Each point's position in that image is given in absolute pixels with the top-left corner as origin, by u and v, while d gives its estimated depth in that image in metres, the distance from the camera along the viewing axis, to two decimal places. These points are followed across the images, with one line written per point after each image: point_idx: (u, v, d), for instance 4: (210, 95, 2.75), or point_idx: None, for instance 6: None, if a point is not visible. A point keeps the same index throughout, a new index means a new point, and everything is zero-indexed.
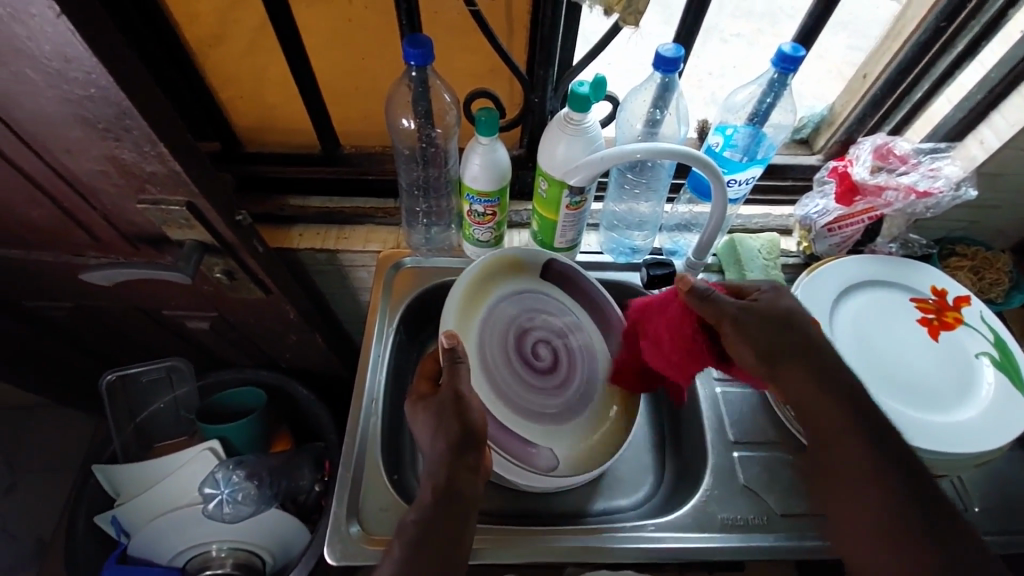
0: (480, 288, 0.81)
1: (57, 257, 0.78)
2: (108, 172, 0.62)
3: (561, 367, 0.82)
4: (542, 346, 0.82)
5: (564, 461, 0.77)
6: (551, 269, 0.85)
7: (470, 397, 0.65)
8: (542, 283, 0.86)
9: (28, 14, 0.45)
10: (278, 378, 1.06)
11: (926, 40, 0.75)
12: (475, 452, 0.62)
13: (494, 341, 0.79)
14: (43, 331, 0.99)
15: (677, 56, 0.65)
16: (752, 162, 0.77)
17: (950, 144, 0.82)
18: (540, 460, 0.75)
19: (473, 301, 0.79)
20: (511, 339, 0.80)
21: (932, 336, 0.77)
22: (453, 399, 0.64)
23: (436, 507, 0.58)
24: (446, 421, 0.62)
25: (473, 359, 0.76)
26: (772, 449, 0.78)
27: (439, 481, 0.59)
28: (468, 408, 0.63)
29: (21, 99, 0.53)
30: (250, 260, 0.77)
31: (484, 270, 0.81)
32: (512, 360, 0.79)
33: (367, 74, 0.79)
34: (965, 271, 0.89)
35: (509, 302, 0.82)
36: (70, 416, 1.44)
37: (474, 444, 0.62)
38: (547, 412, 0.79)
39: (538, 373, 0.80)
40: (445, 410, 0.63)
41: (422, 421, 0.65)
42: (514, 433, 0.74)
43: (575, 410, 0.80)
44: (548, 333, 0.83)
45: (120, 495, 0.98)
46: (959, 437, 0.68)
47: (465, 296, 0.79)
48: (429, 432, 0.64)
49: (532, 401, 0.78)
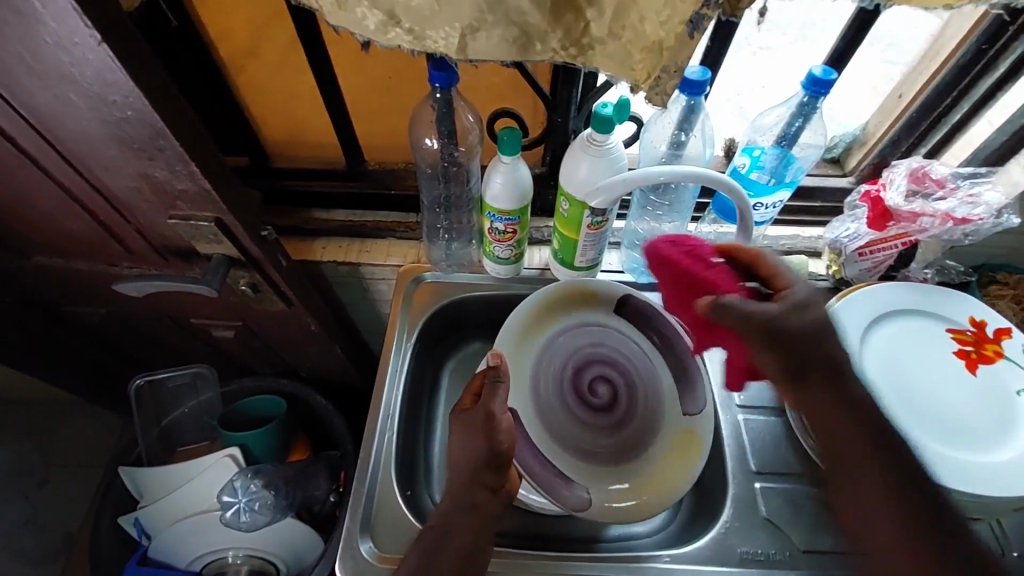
0: (544, 315, 0.83)
1: (94, 266, 0.81)
2: (141, 189, 0.64)
3: (620, 406, 0.80)
4: (602, 383, 0.81)
5: (600, 504, 0.73)
6: (626, 305, 0.84)
7: (502, 418, 0.66)
8: (611, 318, 0.84)
9: (70, 43, 0.48)
10: (298, 388, 1.07)
11: (967, 61, 0.72)
12: (497, 473, 0.65)
13: (550, 371, 0.81)
14: (78, 334, 1.03)
15: (703, 79, 0.64)
16: (780, 184, 0.76)
17: (991, 169, 0.79)
18: (572, 499, 0.73)
19: (530, 330, 0.82)
20: (567, 370, 0.81)
21: (970, 370, 0.73)
22: (484, 420, 0.66)
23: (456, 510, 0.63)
24: (473, 439, 0.65)
25: (522, 379, 0.79)
26: (798, 482, 0.75)
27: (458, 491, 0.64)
28: (497, 430, 0.65)
29: (64, 119, 0.55)
30: (274, 272, 0.78)
31: (550, 301, 0.83)
32: (565, 390, 0.80)
33: (393, 93, 0.80)
34: (1006, 300, 0.85)
35: (570, 334, 0.83)
36: (97, 415, 1.48)
37: (495, 466, 0.65)
38: (596, 451, 0.78)
39: (594, 410, 0.80)
40: (476, 429, 0.65)
41: (455, 438, 0.67)
42: (545, 459, 0.74)
43: (630, 453, 0.77)
44: (610, 371, 0.82)
45: (144, 497, 1.00)
46: (999, 481, 0.65)
47: (525, 323, 0.82)
48: (459, 442, 0.66)
49: (579, 436, 0.78)
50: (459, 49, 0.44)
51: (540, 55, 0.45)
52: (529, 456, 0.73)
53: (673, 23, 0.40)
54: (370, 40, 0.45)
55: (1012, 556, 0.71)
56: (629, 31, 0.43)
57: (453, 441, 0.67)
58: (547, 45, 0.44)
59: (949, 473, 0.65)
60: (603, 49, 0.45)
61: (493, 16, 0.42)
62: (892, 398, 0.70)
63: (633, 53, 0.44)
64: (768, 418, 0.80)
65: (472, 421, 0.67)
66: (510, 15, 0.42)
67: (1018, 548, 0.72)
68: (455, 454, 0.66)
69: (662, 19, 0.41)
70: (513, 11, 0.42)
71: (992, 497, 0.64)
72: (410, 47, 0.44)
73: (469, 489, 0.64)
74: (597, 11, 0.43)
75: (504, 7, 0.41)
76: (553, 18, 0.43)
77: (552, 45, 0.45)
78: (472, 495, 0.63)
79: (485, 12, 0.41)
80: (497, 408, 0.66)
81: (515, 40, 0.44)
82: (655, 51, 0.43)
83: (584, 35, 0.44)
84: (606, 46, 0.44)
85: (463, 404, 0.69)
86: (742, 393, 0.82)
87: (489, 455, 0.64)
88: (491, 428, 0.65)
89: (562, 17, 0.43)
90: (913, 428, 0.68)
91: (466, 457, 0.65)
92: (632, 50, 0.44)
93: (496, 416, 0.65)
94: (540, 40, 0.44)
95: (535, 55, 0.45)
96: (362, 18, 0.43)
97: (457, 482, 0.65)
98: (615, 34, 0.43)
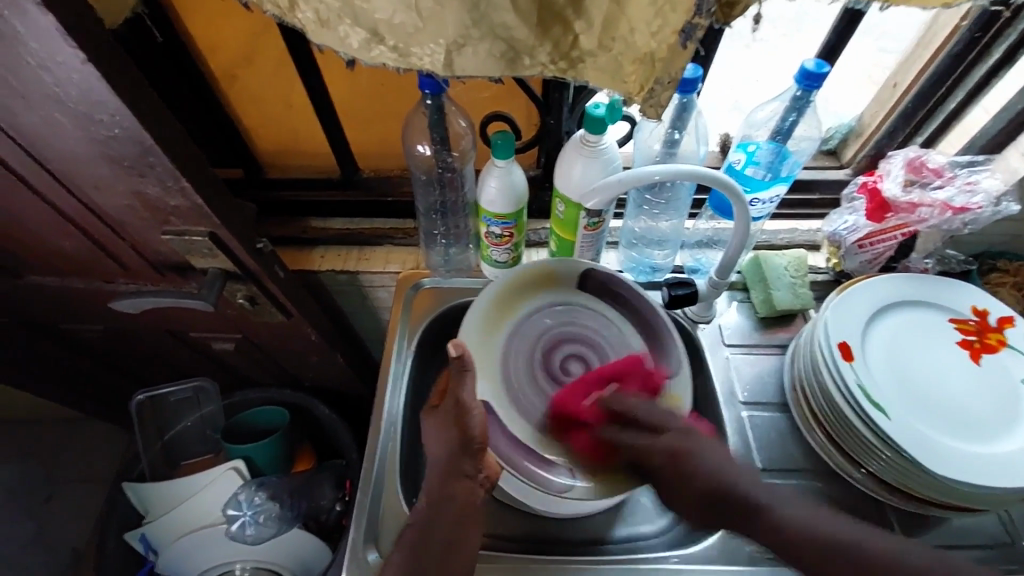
0: (509, 297, 0.79)
1: (90, 283, 0.81)
2: (134, 207, 0.64)
3: None
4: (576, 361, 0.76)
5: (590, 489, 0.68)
6: (589, 278, 0.81)
7: (473, 407, 0.64)
8: (579, 294, 0.81)
9: (56, 63, 0.48)
10: (300, 398, 1.07)
11: (960, 50, 0.72)
12: (472, 460, 0.65)
13: (521, 353, 0.76)
14: (79, 351, 1.03)
15: (695, 77, 0.64)
16: (776, 180, 0.75)
17: (988, 156, 0.79)
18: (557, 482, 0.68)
19: (496, 314, 0.77)
20: (538, 352, 0.76)
21: (974, 359, 0.73)
22: (455, 407, 0.66)
23: (432, 510, 0.63)
24: (447, 429, 0.66)
25: (489, 367, 0.74)
26: (803, 477, 0.75)
27: (433, 487, 0.65)
28: (468, 418, 0.64)
29: (53, 139, 0.55)
30: (271, 284, 0.78)
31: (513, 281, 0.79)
32: (538, 376, 0.74)
33: (385, 101, 0.80)
34: (1009, 287, 0.84)
35: (533, 320, 0.78)
36: (104, 430, 1.48)
37: (471, 455, 0.64)
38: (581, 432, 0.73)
39: None
40: (450, 419, 0.66)
41: (432, 430, 0.68)
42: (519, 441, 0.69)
43: None
44: (582, 348, 0.77)
45: (149, 513, 1.00)
46: (1004, 471, 0.64)
47: (489, 308, 0.77)
48: (435, 440, 0.67)
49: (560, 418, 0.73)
50: (445, 66, 0.43)
51: (528, 69, 0.45)
52: (505, 443, 0.69)
53: (665, 33, 0.39)
54: (355, 58, 0.45)
55: None
56: (619, 42, 0.42)
57: (430, 436, 0.68)
58: (535, 59, 0.44)
59: (953, 464, 0.65)
60: (593, 61, 0.44)
61: (478, 31, 0.41)
62: (895, 389, 0.69)
63: (624, 65, 0.43)
64: (772, 415, 0.80)
65: (446, 411, 0.67)
66: (495, 30, 0.42)
67: None
68: (432, 450, 0.67)
69: (653, 30, 0.40)
70: (498, 26, 0.41)
71: (1001, 488, 0.63)
72: (395, 65, 0.44)
73: (445, 482, 0.64)
74: (585, 24, 0.42)
75: (490, 21, 0.41)
76: (540, 32, 0.42)
77: (541, 59, 0.44)
78: (450, 487, 0.64)
79: (470, 28, 0.41)
80: (467, 396, 0.65)
81: (503, 55, 0.43)
82: (647, 62, 0.42)
83: (573, 48, 0.44)
84: (596, 58, 0.44)
85: (433, 402, 0.71)
86: (747, 390, 0.82)
87: (461, 444, 0.64)
88: (462, 416, 0.65)
89: (550, 31, 0.43)
90: (918, 419, 0.68)
91: (441, 449, 0.65)
92: (622, 61, 0.43)
93: (466, 404, 0.65)
94: (528, 55, 0.44)
95: (523, 69, 0.45)
96: (345, 36, 0.43)
97: (430, 480, 0.65)
98: (605, 46, 0.43)
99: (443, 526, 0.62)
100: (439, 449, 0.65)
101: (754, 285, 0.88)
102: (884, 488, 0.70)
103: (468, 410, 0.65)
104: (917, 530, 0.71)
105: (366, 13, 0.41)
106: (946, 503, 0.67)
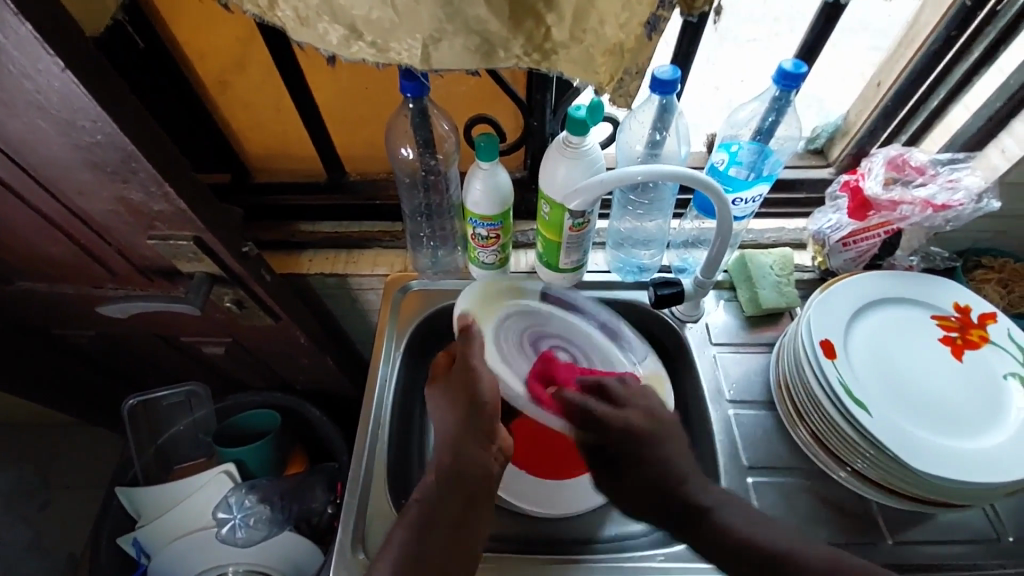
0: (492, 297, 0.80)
1: (79, 289, 0.81)
2: (119, 212, 0.64)
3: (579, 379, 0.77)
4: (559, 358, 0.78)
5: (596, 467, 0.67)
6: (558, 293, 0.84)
7: (481, 369, 0.69)
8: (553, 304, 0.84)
9: (36, 71, 0.48)
10: (292, 401, 1.07)
11: (938, 49, 0.73)
12: (482, 426, 0.66)
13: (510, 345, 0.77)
14: (70, 356, 1.03)
15: (673, 78, 0.64)
16: (758, 179, 0.75)
17: (970, 154, 0.79)
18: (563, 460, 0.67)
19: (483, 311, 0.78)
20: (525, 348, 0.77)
21: (956, 356, 0.73)
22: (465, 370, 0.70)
23: (442, 484, 0.63)
24: (455, 398, 0.68)
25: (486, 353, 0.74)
26: (789, 475, 0.75)
27: (446, 459, 0.65)
28: (478, 382, 0.68)
29: (36, 146, 0.56)
30: (259, 288, 0.79)
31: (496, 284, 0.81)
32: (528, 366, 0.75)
33: (370, 105, 0.80)
34: (993, 283, 0.85)
35: (516, 318, 0.80)
36: (97, 436, 1.48)
37: (481, 420, 0.66)
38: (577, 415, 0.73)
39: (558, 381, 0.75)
40: (457, 388, 0.69)
41: (436, 401, 0.70)
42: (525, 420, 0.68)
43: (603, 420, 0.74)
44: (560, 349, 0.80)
45: (142, 517, 1.01)
46: (985, 467, 0.65)
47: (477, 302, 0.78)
48: (441, 411, 0.69)
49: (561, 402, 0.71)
50: (422, 60, 0.43)
51: (504, 62, 0.45)
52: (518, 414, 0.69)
53: (632, 23, 0.43)
54: (334, 54, 0.45)
55: (1008, 541, 0.71)
56: (590, 34, 0.43)
57: (434, 403, 0.70)
58: (510, 51, 0.44)
59: (934, 459, 0.65)
60: (567, 53, 0.44)
61: (453, 25, 0.42)
62: (876, 385, 0.70)
63: (596, 57, 0.45)
64: (759, 413, 0.80)
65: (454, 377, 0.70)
66: (469, 24, 0.42)
67: (1013, 532, 0.72)
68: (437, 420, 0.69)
69: (620, 21, 0.43)
70: (472, 20, 0.42)
71: (981, 484, 0.64)
72: (375, 60, 0.44)
73: (457, 455, 0.64)
74: (557, 17, 0.43)
75: (464, 15, 0.42)
76: (513, 24, 0.43)
77: (515, 52, 0.44)
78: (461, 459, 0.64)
79: (445, 22, 0.42)
80: (478, 361, 0.70)
81: (478, 48, 0.43)
82: (617, 53, 0.45)
83: (547, 40, 0.44)
84: (570, 50, 0.44)
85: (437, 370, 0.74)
86: (733, 388, 0.82)
87: (470, 410, 0.67)
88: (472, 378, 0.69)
89: (522, 24, 0.43)
90: (900, 415, 0.68)
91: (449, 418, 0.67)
92: (594, 53, 0.45)
93: (474, 366, 0.70)
94: (502, 48, 0.44)
95: (500, 63, 0.45)
96: (323, 33, 0.43)
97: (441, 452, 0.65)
98: (577, 38, 0.44)
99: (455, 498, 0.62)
100: (449, 414, 0.67)
101: (740, 284, 0.88)
102: (869, 485, 0.71)
103: (477, 375, 0.69)
104: (904, 527, 0.71)
105: (343, 9, 0.41)
106: (930, 498, 0.68)
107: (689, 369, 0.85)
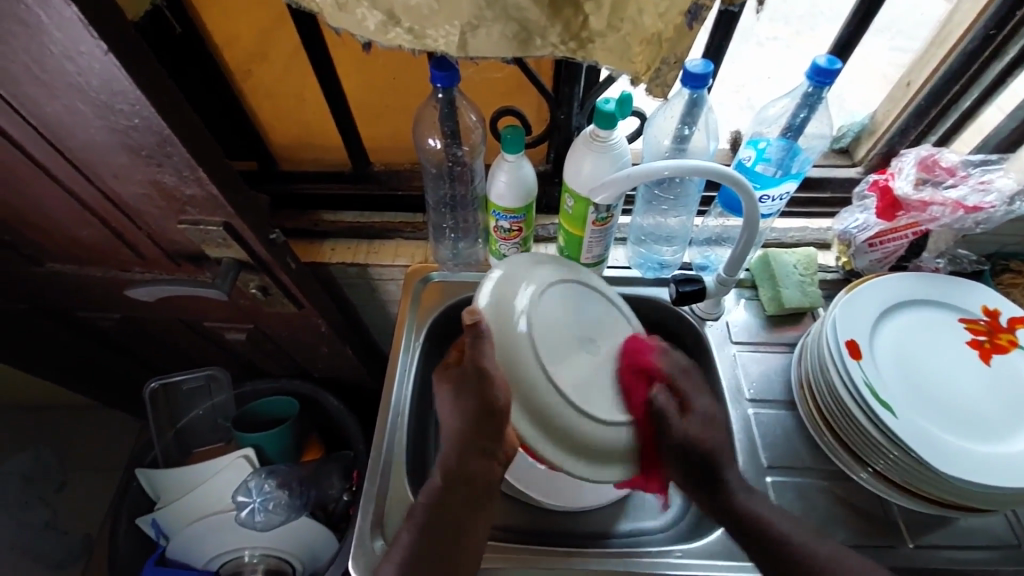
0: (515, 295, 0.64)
1: (107, 272, 0.82)
2: (152, 196, 0.65)
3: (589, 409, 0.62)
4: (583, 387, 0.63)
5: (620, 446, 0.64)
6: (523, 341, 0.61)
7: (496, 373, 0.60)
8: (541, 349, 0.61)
9: (79, 53, 0.49)
10: (310, 389, 1.09)
11: (974, 48, 0.72)
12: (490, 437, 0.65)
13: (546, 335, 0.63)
14: (94, 339, 1.05)
15: (705, 72, 0.63)
16: (786, 176, 0.75)
17: (1002, 155, 0.78)
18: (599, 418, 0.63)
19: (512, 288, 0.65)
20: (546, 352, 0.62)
21: (984, 360, 0.72)
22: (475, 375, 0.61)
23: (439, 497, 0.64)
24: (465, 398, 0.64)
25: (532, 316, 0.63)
26: (809, 475, 0.75)
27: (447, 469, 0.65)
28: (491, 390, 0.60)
29: (75, 130, 0.57)
30: (283, 275, 0.79)
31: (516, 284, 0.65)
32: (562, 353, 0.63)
33: (396, 94, 0.80)
34: (1022, 288, 0.84)
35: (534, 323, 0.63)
36: (115, 419, 1.51)
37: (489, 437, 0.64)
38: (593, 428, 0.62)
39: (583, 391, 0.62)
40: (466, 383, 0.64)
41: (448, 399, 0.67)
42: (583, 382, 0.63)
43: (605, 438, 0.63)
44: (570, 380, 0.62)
45: (161, 499, 1.02)
46: (1011, 472, 0.64)
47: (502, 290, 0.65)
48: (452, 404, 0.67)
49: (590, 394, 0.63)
50: (459, 47, 0.43)
51: (540, 50, 0.45)
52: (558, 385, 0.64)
53: (671, 14, 0.42)
54: (371, 40, 0.45)
55: None
56: (627, 23, 0.43)
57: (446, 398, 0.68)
58: (546, 40, 0.44)
59: (959, 463, 0.64)
60: (603, 42, 0.44)
61: (492, 12, 0.42)
62: (902, 387, 0.69)
63: (632, 46, 0.44)
64: (780, 412, 0.79)
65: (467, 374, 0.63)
66: (509, 11, 0.42)
67: None
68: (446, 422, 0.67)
69: (660, 11, 0.42)
70: (512, 7, 0.42)
71: (1005, 489, 0.63)
72: (411, 47, 0.44)
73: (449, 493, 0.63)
74: (595, 5, 0.42)
75: (503, 2, 0.42)
76: (552, 13, 0.43)
77: (552, 40, 0.44)
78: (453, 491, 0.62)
79: (484, 9, 0.42)
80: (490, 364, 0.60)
81: (515, 36, 0.43)
82: (654, 42, 0.44)
83: (583, 28, 0.44)
84: (606, 39, 0.44)
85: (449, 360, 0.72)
86: (753, 386, 0.82)
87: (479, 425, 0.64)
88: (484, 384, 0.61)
89: (561, 12, 0.43)
90: (924, 416, 0.67)
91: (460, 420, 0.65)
92: (631, 43, 0.44)
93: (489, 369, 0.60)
94: (539, 36, 0.44)
95: (535, 51, 0.45)
96: (362, 19, 0.43)
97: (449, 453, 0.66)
98: (614, 26, 0.43)
99: (464, 505, 0.64)
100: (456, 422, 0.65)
101: (762, 282, 0.88)
102: (893, 488, 0.69)
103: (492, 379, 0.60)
104: (925, 531, 0.71)
105: None
106: (954, 503, 0.67)
107: (709, 367, 0.84)
